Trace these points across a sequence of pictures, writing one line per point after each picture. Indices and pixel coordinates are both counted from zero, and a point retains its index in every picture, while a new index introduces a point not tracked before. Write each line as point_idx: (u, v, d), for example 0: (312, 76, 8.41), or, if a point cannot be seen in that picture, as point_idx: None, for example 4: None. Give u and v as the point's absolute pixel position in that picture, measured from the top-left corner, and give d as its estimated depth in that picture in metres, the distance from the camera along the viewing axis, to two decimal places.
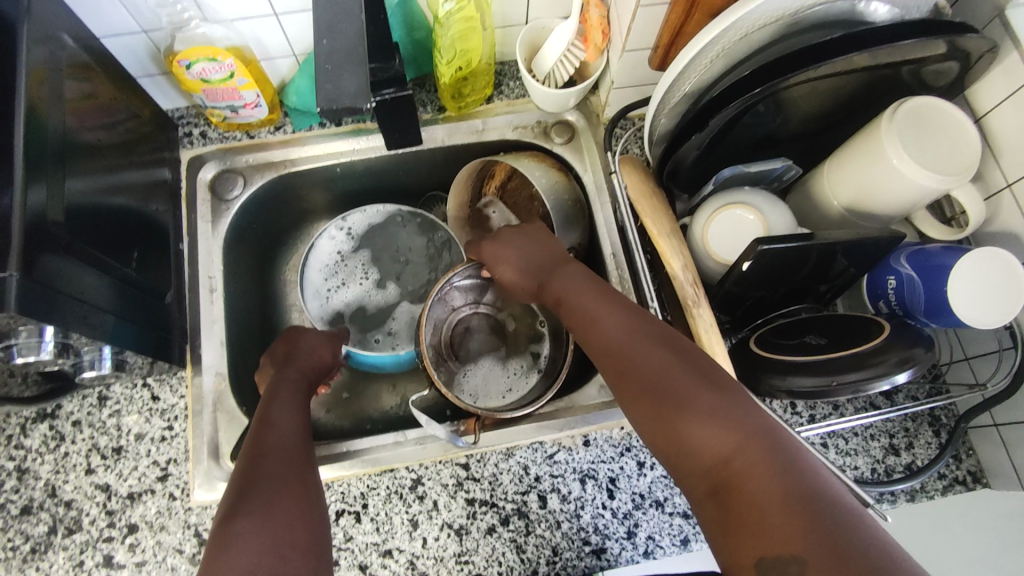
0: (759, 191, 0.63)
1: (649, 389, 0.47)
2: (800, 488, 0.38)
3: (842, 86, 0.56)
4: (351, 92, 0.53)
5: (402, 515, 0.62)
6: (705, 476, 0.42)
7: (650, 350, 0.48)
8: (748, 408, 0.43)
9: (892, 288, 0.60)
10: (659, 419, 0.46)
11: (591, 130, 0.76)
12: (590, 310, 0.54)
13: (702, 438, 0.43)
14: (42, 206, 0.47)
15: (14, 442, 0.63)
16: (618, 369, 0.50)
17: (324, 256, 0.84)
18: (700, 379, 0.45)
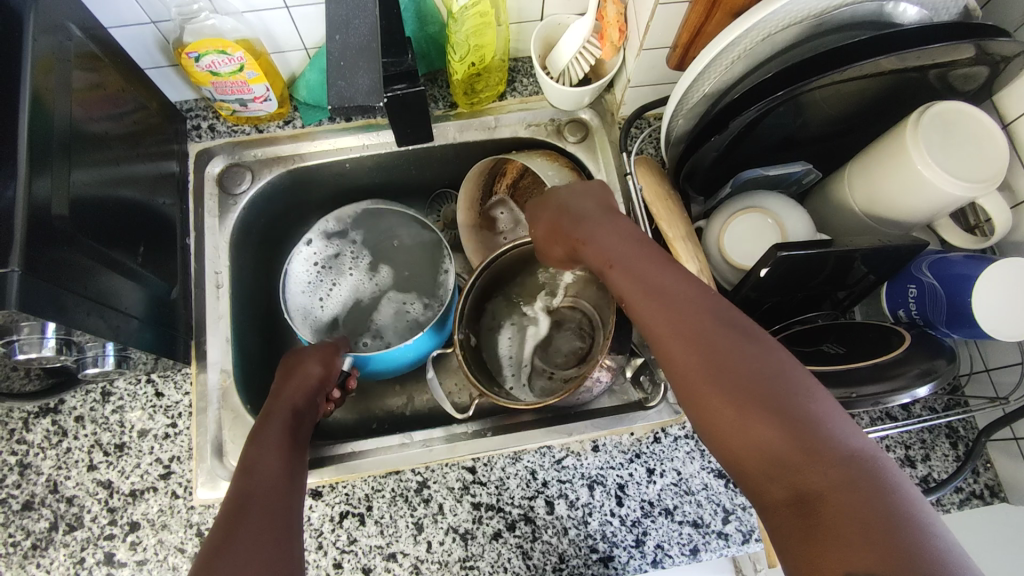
0: (777, 195, 0.62)
1: (724, 380, 0.42)
2: (895, 506, 0.36)
3: (867, 89, 0.55)
4: (365, 90, 0.51)
5: (407, 518, 0.61)
6: (782, 481, 0.39)
7: (716, 335, 0.44)
8: (833, 411, 0.40)
9: (913, 297, 0.58)
10: (734, 415, 0.41)
11: (606, 130, 0.75)
12: (649, 281, 0.49)
13: (787, 440, 0.39)
14: (46, 197, 0.46)
15: (17, 437, 0.63)
16: (681, 353, 0.45)
17: (300, 268, 0.78)
18: (782, 375, 0.42)
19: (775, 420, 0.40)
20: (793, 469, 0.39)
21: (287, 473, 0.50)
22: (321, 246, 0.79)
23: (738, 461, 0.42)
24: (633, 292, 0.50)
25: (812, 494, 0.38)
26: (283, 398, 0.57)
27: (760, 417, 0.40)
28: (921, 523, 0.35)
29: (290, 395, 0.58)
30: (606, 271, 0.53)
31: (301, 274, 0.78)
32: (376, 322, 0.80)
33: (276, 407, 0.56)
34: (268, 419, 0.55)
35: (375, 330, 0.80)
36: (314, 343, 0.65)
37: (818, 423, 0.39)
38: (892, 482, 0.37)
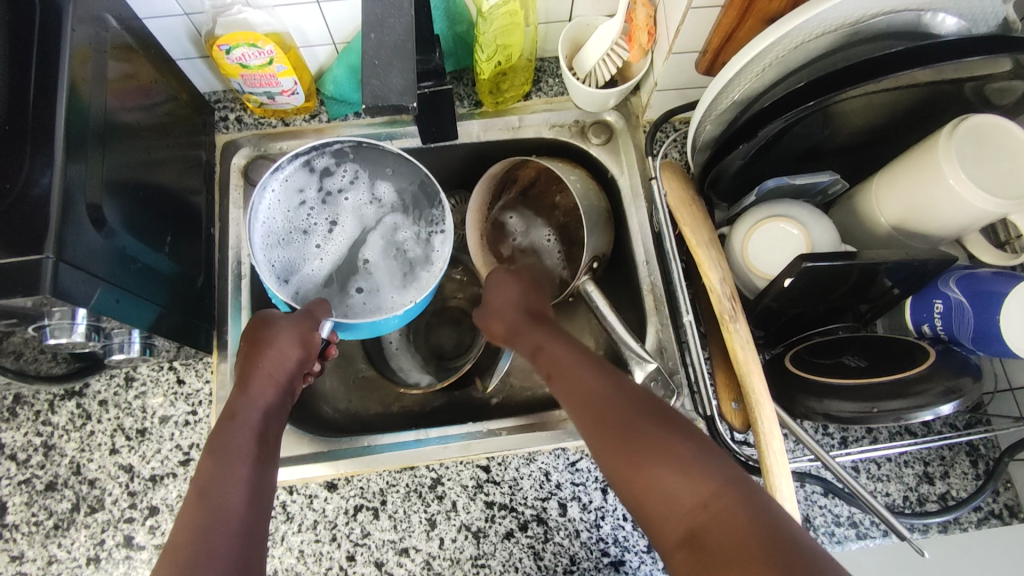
0: (802, 205, 0.61)
1: (616, 438, 0.46)
2: (767, 526, 0.38)
3: (899, 100, 0.54)
4: (398, 89, 0.49)
5: (421, 514, 0.62)
6: (673, 517, 0.41)
7: (612, 398, 0.48)
8: (708, 451, 0.43)
9: (938, 313, 0.57)
10: (627, 466, 0.44)
11: (630, 132, 0.74)
12: (561, 366, 0.54)
13: (670, 482, 0.42)
14: (81, 180, 0.47)
15: (42, 418, 0.64)
16: (586, 422, 0.49)
17: (284, 206, 0.67)
18: (662, 426, 0.45)
19: (657, 466, 0.43)
20: (681, 506, 0.41)
21: (254, 501, 0.44)
22: (305, 180, 0.68)
23: (641, 512, 0.43)
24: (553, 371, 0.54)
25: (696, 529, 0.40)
26: (248, 397, 0.50)
27: (644, 466, 0.43)
28: (795, 540, 0.37)
29: (255, 394, 0.51)
30: (534, 354, 0.58)
31: (276, 211, 0.67)
32: (372, 263, 0.72)
33: (243, 407, 0.50)
34: (236, 425, 0.48)
35: (370, 274, 0.71)
36: (291, 318, 0.55)
37: (694, 462, 0.42)
38: (761, 508, 0.39)
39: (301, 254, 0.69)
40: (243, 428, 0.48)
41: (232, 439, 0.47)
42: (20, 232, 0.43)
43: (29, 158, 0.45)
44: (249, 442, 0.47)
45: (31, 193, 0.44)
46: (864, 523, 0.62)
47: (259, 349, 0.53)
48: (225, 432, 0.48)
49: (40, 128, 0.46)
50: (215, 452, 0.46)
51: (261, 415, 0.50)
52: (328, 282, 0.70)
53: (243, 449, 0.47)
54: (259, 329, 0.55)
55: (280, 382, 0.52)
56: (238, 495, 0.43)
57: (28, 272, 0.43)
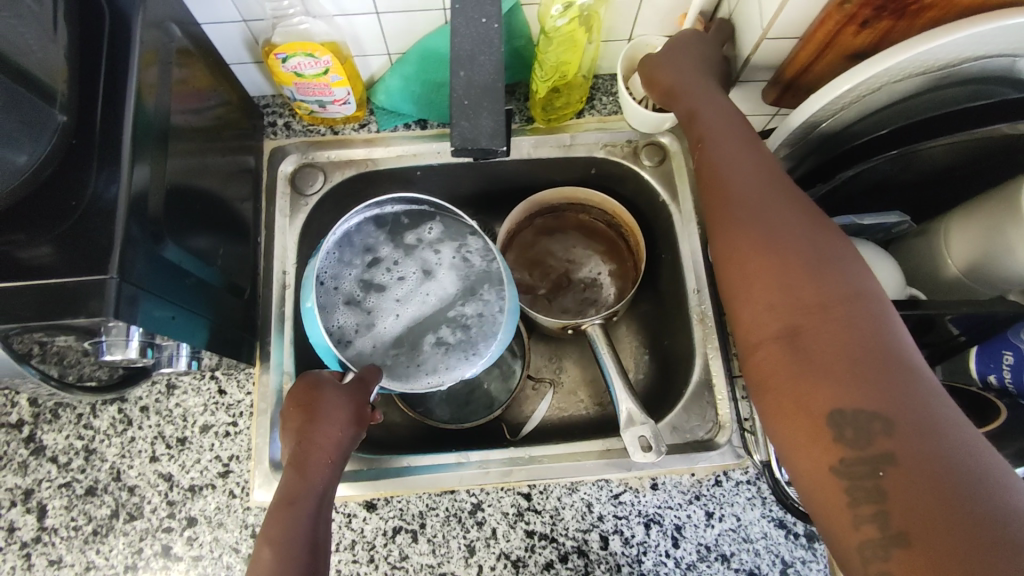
0: (868, 244, 0.59)
1: (745, 218, 0.46)
2: (888, 358, 0.38)
3: (981, 143, 0.52)
4: (489, 133, 0.51)
5: (460, 539, 0.61)
6: (777, 315, 0.42)
7: (754, 167, 0.49)
8: (856, 275, 0.41)
9: (1009, 366, 0.55)
10: (756, 261, 0.44)
11: (685, 154, 0.73)
12: (707, 111, 0.53)
13: (790, 292, 0.42)
14: (145, 186, 0.47)
15: (84, 422, 0.64)
16: (715, 189, 0.49)
17: (352, 264, 0.65)
18: (804, 231, 0.44)
19: (782, 276, 0.42)
20: (790, 305, 0.41)
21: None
22: (376, 236, 0.66)
23: (741, 298, 0.45)
24: (700, 106, 0.54)
25: (803, 330, 0.40)
26: (303, 475, 0.49)
27: (770, 265, 0.43)
28: (924, 385, 0.37)
29: (310, 478, 0.49)
30: (684, 116, 0.56)
31: (350, 272, 0.64)
32: (449, 321, 0.64)
33: (304, 495, 0.48)
34: (291, 511, 0.47)
35: (445, 330, 0.63)
36: (350, 395, 0.52)
37: (833, 277, 0.41)
38: (892, 338, 0.39)
39: (370, 317, 0.64)
40: (301, 515, 0.47)
41: (289, 529, 0.46)
42: (86, 248, 0.43)
43: (96, 171, 0.44)
44: (302, 535, 0.46)
45: (98, 207, 0.44)
46: None
47: (315, 424, 0.51)
48: (280, 519, 0.46)
49: (106, 140, 0.45)
50: (272, 537, 0.46)
51: (317, 498, 0.48)
52: (401, 345, 0.63)
53: (297, 540, 0.46)
54: (310, 403, 0.52)
55: (334, 456, 0.50)
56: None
57: (90, 290, 0.42)
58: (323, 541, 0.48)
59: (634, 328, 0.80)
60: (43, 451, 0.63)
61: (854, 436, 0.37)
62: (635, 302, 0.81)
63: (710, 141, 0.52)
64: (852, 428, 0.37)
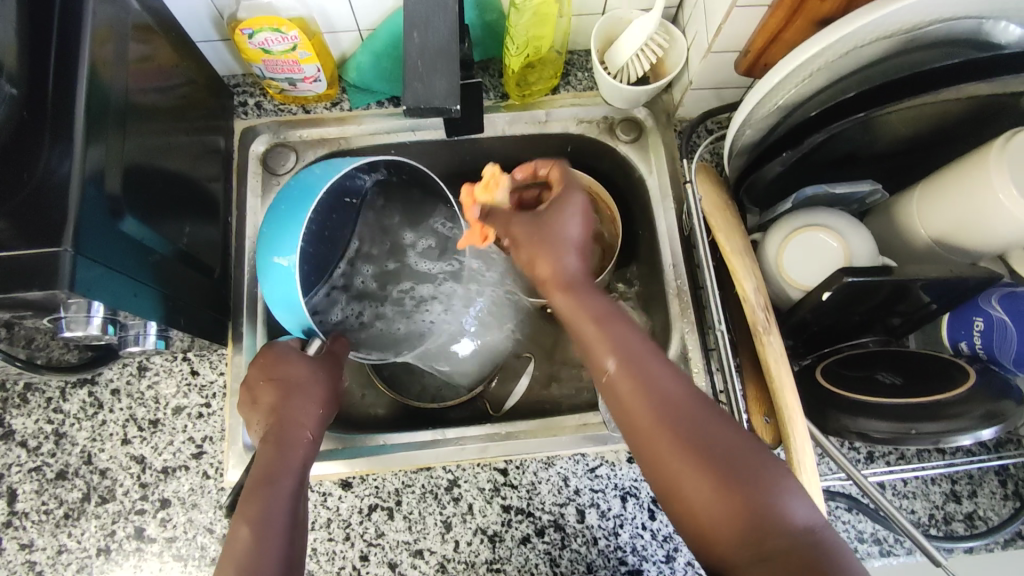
0: (839, 213, 0.59)
1: (680, 428, 0.42)
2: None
3: (950, 110, 0.52)
4: (442, 94, 0.50)
5: (436, 515, 0.61)
6: (735, 535, 0.40)
7: (660, 371, 0.45)
8: (793, 490, 0.41)
9: (978, 331, 0.55)
10: (704, 483, 0.41)
11: (660, 131, 0.72)
12: (591, 297, 0.49)
13: (749, 521, 0.39)
14: (101, 159, 0.46)
15: (54, 405, 0.63)
16: (635, 396, 0.44)
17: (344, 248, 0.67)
18: (731, 436, 0.42)
19: (736, 502, 0.40)
20: (750, 528, 0.39)
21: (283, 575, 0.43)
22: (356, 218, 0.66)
23: (701, 527, 0.41)
24: (573, 293, 0.49)
25: (774, 562, 0.39)
26: (283, 450, 0.49)
27: (721, 492, 0.40)
28: None
29: (289, 452, 0.49)
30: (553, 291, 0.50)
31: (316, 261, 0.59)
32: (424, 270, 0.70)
33: (282, 469, 0.48)
34: (272, 486, 0.46)
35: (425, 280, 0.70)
36: (328, 369, 0.55)
37: (778, 497, 0.40)
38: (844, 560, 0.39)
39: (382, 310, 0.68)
40: (282, 489, 0.46)
41: (269, 503, 0.45)
42: (39, 223, 0.42)
43: (48, 146, 0.43)
44: (283, 508, 0.46)
45: (50, 182, 0.43)
46: (888, 540, 0.61)
47: (292, 400, 0.52)
48: (260, 492, 0.46)
49: (58, 113, 0.44)
50: (251, 510, 0.45)
51: (298, 472, 0.48)
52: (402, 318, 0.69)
53: (277, 515, 0.45)
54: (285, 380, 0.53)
55: (311, 433, 0.52)
56: (271, 556, 0.43)
57: (42, 262, 0.41)
58: (302, 519, 0.47)
59: None
60: (12, 436, 0.62)
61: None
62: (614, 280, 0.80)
63: (621, 374, 0.45)
64: None
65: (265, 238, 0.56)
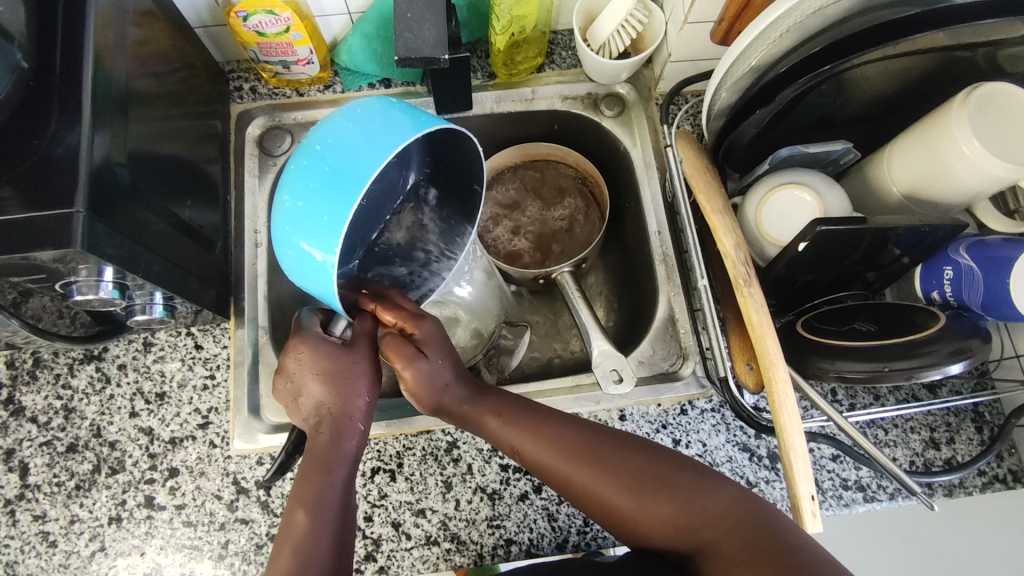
0: (815, 172, 0.62)
1: (594, 460, 0.49)
2: (785, 538, 0.46)
3: (913, 67, 0.54)
4: (431, 43, 0.57)
5: (437, 476, 0.63)
6: (667, 526, 0.48)
7: (555, 424, 0.52)
8: (709, 477, 0.50)
9: (948, 280, 0.58)
10: (628, 501, 0.48)
11: (642, 104, 0.75)
12: (487, 399, 0.55)
13: (680, 514, 0.48)
14: (106, 130, 0.48)
15: (62, 382, 0.65)
16: (544, 450, 0.50)
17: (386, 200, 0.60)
18: (637, 454, 0.50)
19: (664, 501, 0.48)
20: (678, 516, 0.48)
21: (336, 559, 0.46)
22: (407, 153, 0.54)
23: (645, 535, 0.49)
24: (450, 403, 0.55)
25: (709, 542, 0.47)
26: (339, 440, 0.51)
27: (643, 502, 0.48)
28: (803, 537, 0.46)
29: (343, 443, 0.51)
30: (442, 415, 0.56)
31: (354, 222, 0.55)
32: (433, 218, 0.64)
33: (337, 457, 0.50)
34: (326, 474, 0.49)
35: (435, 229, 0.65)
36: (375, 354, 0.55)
37: (695, 486, 0.49)
38: (765, 517, 0.47)
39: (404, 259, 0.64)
40: (336, 478, 0.49)
41: (323, 491, 0.48)
42: (49, 188, 0.44)
43: (57, 117, 0.46)
44: (337, 498, 0.48)
45: (59, 152, 0.45)
46: (871, 486, 0.63)
47: (348, 388, 0.52)
48: (315, 481, 0.48)
49: (67, 88, 0.46)
50: (309, 499, 0.48)
51: (350, 462, 0.51)
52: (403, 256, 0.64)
53: (331, 504, 0.48)
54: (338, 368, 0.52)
55: (363, 423, 0.53)
56: (325, 541, 0.46)
57: (56, 224, 0.43)
58: (351, 506, 0.50)
59: (603, 278, 0.83)
60: (23, 412, 0.64)
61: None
62: (603, 253, 0.83)
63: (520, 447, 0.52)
64: None
65: (293, 212, 0.49)
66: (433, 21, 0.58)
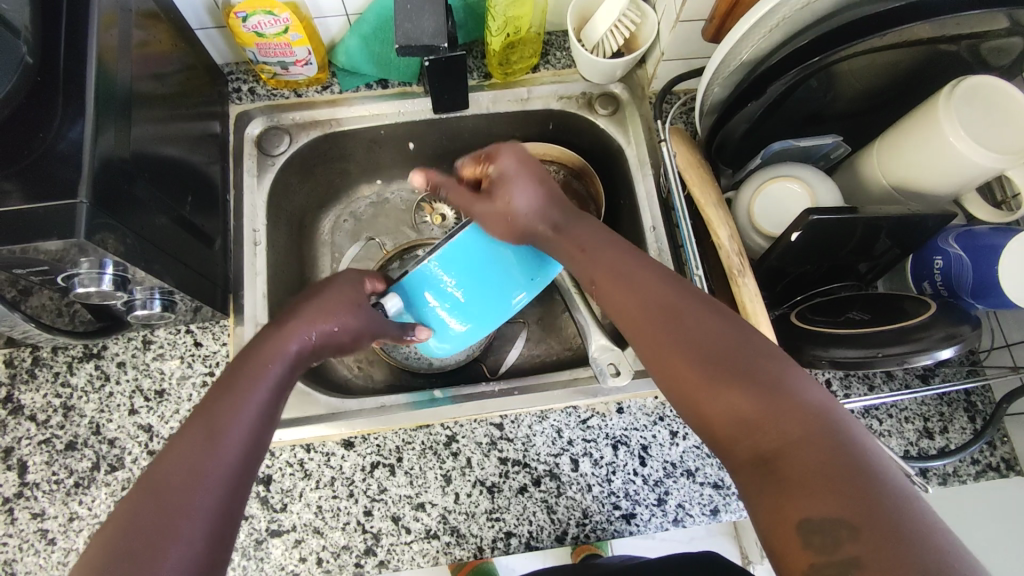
0: (806, 166, 0.63)
1: (677, 325, 0.45)
2: (863, 467, 0.35)
3: (899, 61, 0.56)
4: (429, 33, 0.59)
5: (436, 470, 0.63)
6: (733, 411, 0.40)
7: (670, 296, 0.46)
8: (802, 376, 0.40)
9: (938, 269, 0.59)
10: (702, 378, 0.42)
11: (636, 104, 0.76)
12: (579, 232, 0.55)
13: (758, 404, 0.39)
14: (107, 124, 0.48)
15: (61, 379, 0.65)
16: (634, 311, 0.47)
17: None
18: (736, 334, 0.43)
19: (748, 393, 0.40)
20: (748, 402, 0.40)
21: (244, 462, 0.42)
22: None
23: (709, 414, 0.42)
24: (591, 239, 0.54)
25: (779, 451, 0.38)
26: (281, 346, 0.49)
27: (713, 376, 0.41)
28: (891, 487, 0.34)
29: (281, 347, 0.49)
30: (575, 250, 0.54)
31: None
32: None
33: (270, 357, 0.48)
34: (258, 372, 0.47)
35: None
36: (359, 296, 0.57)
37: (779, 385, 0.39)
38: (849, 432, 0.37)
39: None
40: (264, 377, 0.46)
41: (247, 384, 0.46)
42: (53, 181, 0.45)
43: (61, 112, 0.46)
44: (250, 415, 0.44)
45: (63, 146, 0.46)
46: None
47: (282, 326, 0.51)
48: (236, 390, 0.45)
49: (71, 85, 0.47)
50: (216, 411, 0.43)
51: (272, 387, 0.46)
52: None
53: (252, 402, 0.45)
54: (284, 313, 0.53)
55: (314, 339, 0.52)
56: (233, 449, 0.41)
57: (61, 213, 0.44)
58: (277, 414, 0.46)
59: None
60: (21, 410, 0.64)
61: (828, 542, 0.34)
62: None
63: (616, 290, 0.49)
64: (818, 533, 0.34)
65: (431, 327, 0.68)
66: (432, 17, 0.59)
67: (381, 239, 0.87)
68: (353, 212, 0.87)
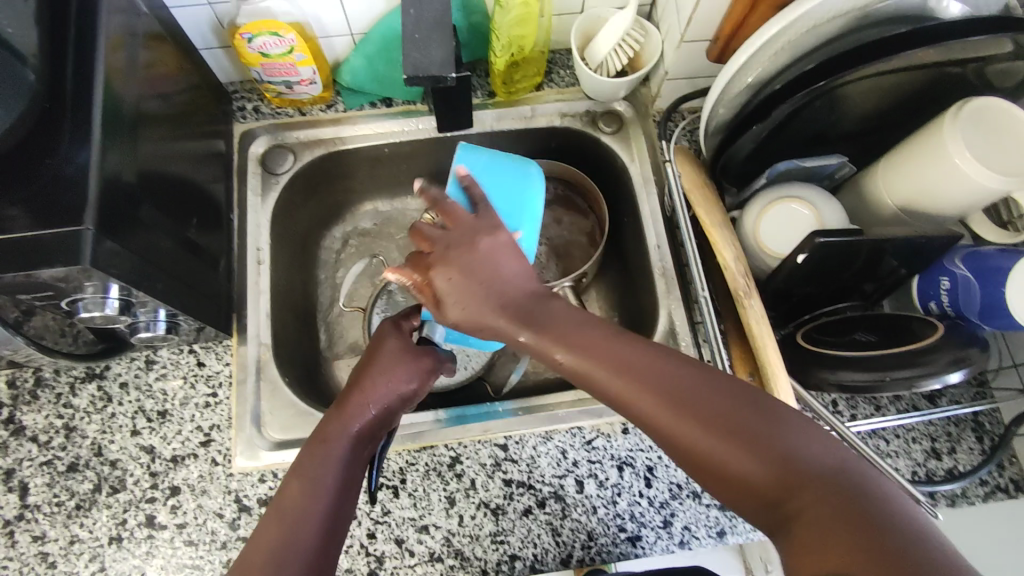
0: (811, 187, 0.63)
1: (673, 400, 0.41)
2: (897, 529, 0.33)
3: (902, 84, 0.56)
4: (440, 59, 0.59)
5: (440, 492, 0.63)
6: (750, 468, 0.38)
7: (663, 365, 0.43)
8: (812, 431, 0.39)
9: (945, 290, 0.59)
10: (707, 439, 0.40)
11: (640, 122, 0.77)
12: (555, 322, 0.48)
13: (768, 467, 0.38)
14: (113, 147, 0.48)
15: (63, 401, 0.65)
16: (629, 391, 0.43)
17: None
18: (739, 400, 0.40)
19: (759, 449, 0.38)
20: (763, 462, 0.38)
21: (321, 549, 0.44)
22: None
23: (725, 475, 0.39)
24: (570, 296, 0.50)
25: (803, 513, 0.36)
26: (346, 421, 0.51)
27: (723, 438, 0.39)
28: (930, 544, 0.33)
29: (350, 418, 0.51)
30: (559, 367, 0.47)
31: None
32: None
33: (337, 431, 0.50)
34: (324, 452, 0.48)
35: None
36: (405, 347, 0.57)
37: (786, 452, 0.38)
38: (873, 492, 0.36)
39: None
40: (332, 457, 0.48)
41: (322, 464, 0.48)
42: (58, 206, 0.45)
43: (68, 136, 0.46)
44: (328, 496, 0.46)
45: (68, 170, 0.45)
46: None
47: (351, 394, 0.53)
48: (309, 471, 0.47)
49: (77, 109, 0.47)
50: (298, 498, 0.45)
51: (342, 462, 0.48)
52: None
53: (326, 480, 0.47)
54: (353, 379, 0.55)
55: (378, 409, 0.53)
56: (311, 539, 0.44)
57: (65, 237, 0.44)
58: (352, 485, 0.48)
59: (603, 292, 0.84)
60: (23, 431, 0.63)
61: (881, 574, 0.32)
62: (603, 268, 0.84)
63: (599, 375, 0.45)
64: None
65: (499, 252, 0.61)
66: (439, 39, 0.60)
67: (385, 255, 0.87)
68: (356, 229, 0.87)
